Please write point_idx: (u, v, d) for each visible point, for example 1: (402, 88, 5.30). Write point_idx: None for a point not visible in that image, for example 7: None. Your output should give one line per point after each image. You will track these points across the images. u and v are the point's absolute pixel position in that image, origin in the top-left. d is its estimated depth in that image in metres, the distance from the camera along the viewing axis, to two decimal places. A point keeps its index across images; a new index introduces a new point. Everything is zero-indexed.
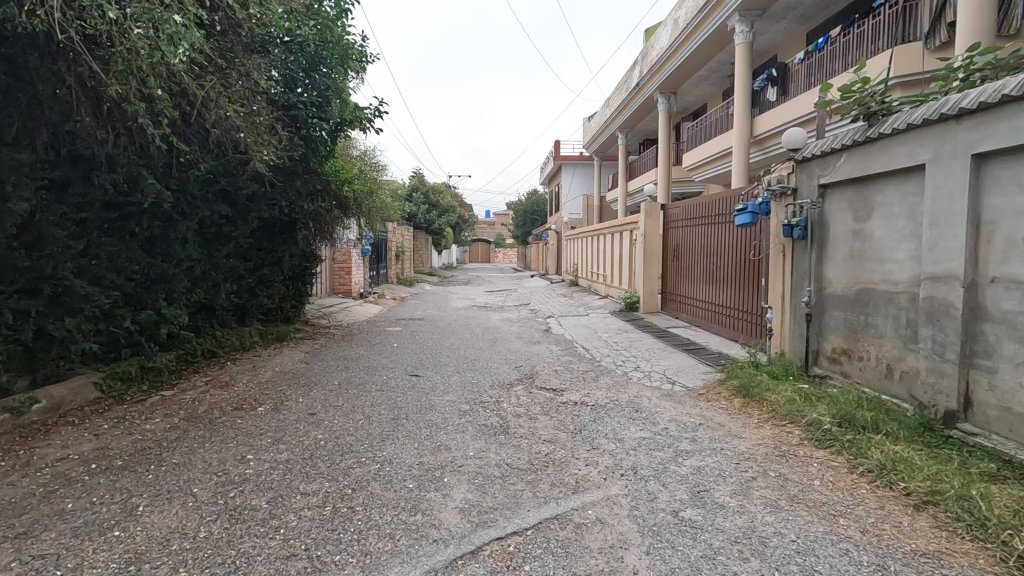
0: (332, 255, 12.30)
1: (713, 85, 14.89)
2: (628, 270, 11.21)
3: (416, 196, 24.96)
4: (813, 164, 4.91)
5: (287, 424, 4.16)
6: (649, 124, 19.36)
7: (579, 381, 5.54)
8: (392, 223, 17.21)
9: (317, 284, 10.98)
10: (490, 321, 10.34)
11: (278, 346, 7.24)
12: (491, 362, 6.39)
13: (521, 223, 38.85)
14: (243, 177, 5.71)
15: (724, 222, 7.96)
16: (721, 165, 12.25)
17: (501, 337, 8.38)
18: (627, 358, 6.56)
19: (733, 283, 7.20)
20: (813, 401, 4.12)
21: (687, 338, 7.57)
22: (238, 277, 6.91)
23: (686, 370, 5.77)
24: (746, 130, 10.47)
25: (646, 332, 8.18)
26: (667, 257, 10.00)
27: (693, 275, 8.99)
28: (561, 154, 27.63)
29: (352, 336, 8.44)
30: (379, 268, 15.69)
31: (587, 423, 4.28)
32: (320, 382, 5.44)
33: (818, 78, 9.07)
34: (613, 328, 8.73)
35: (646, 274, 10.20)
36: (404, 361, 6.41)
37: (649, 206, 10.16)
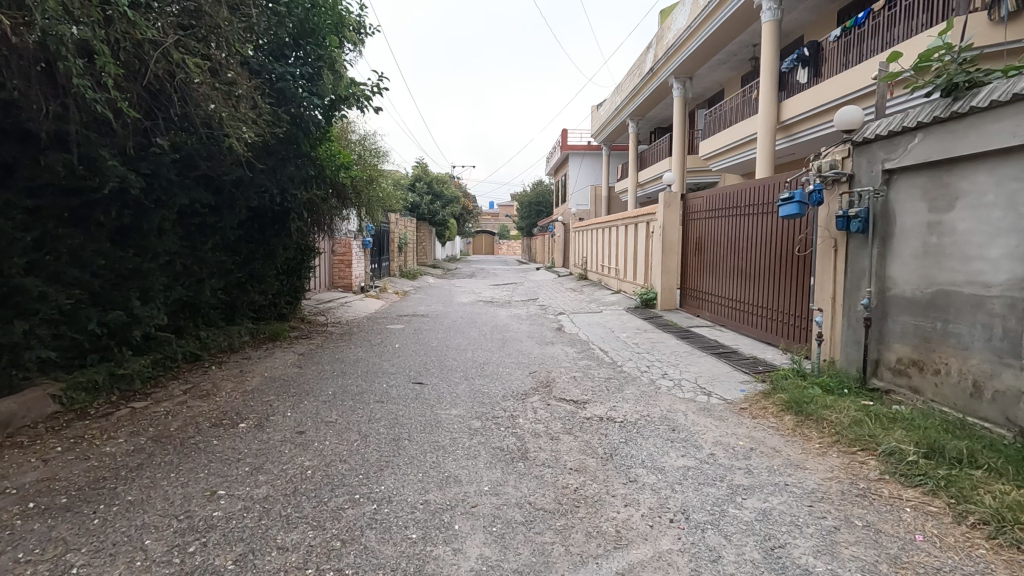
0: (330, 248, 11.70)
1: (731, 69, 14.18)
2: (645, 264, 10.59)
3: (419, 186, 24.30)
4: (875, 146, 4.27)
5: (271, 446, 3.59)
6: (661, 112, 18.65)
7: (601, 391, 4.95)
8: (393, 214, 16.61)
9: (315, 278, 10.40)
10: (498, 318, 9.73)
11: (271, 347, 6.66)
12: (503, 367, 5.80)
13: (526, 215, 38.11)
14: (227, 161, 5.11)
15: (754, 214, 7.34)
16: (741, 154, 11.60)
17: (511, 336, 7.79)
18: (651, 362, 5.95)
19: (768, 280, 6.58)
20: (885, 424, 3.51)
21: (714, 340, 6.96)
22: (225, 272, 6.32)
23: (721, 379, 5.16)
24: (772, 115, 9.80)
25: (668, 333, 7.56)
26: (688, 252, 9.37)
27: (718, 270, 8.35)
28: (568, 143, 26.92)
29: (350, 335, 7.85)
30: (381, 261, 15.09)
31: (617, 445, 3.70)
32: (313, 391, 4.87)
33: (857, 57, 8.39)
34: (631, 328, 8.11)
35: (665, 268, 9.57)
36: (407, 366, 5.82)
37: (668, 196, 9.51)
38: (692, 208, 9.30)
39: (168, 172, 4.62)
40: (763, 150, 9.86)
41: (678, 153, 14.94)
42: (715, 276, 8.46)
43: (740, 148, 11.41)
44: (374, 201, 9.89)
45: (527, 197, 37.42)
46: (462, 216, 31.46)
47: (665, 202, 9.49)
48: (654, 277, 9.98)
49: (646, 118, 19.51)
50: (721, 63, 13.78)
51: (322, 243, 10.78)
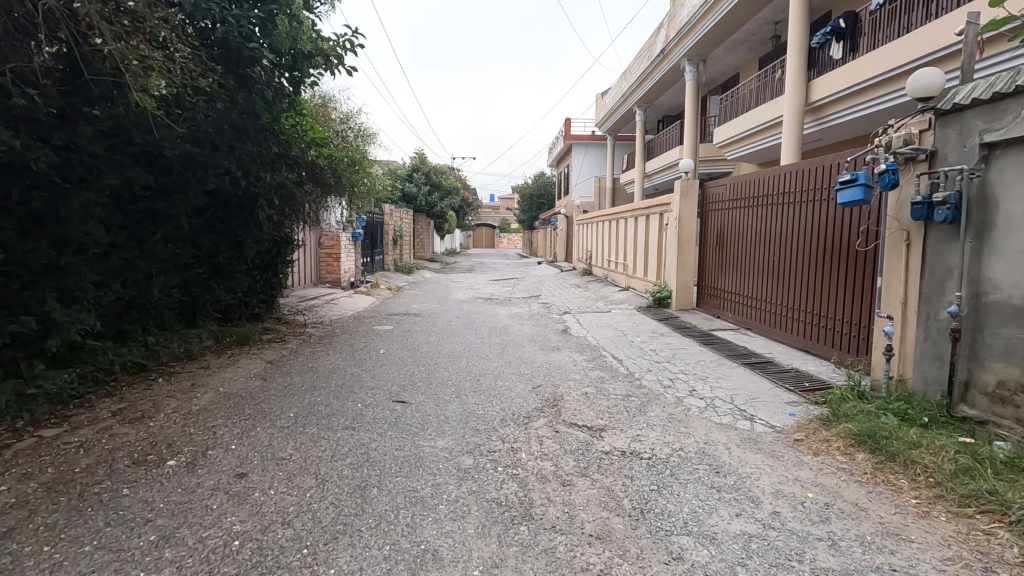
0: (316, 240, 10.86)
1: (749, 51, 13.26)
2: (657, 259, 9.72)
3: (416, 177, 23.37)
4: (971, 114, 3.39)
5: (197, 496, 2.75)
6: (670, 99, 17.73)
7: (620, 413, 4.12)
8: (387, 204, 15.75)
9: (298, 272, 9.56)
10: (497, 318, 8.88)
11: (236, 353, 5.81)
12: (501, 380, 4.96)
13: (528, 208, 37.20)
14: (171, 135, 4.25)
15: (783, 204, 6.51)
16: (758, 141, 10.71)
17: (511, 340, 6.96)
18: (675, 375, 5.10)
19: (808, 278, 5.71)
20: (1006, 475, 2.65)
21: (742, 346, 6.10)
22: (181, 267, 5.46)
23: (763, 398, 4.30)
24: (800, 96, 8.91)
25: (688, 337, 6.70)
26: (705, 246, 8.54)
27: (742, 266, 7.48)
28: (571, 133, 25.99)
29: (331, 337, 7.00)
30: (374, 254, 14.22)
31: (648, 495, 2.87)
32: (271, 412, 4.04)
33: (903, 26, 7.50)
34: (646, 330, 7.26)
35: (681, 264, 8.70)
36: (390, 378, 4.98)
37: (685, 184, 8.61)
38: (712, 197, 8.42)
39: (91, 144, 3.76)
40: (789, 134, 8.97)
41: (690, 142, 14.05)
42: (739, 273, 7.59)
43: (760, 134, 10.53)
44: (362, 190, 9.03)
45: (528, 190, 36.49)
46: (462, 209, 30.49)
47: (682, 190, 8.59)
48: (668, 273, 9.11)
49: (655, 105, 18.58)
50: (738, 43, 12.85)
51: (304, 234, 9.95)
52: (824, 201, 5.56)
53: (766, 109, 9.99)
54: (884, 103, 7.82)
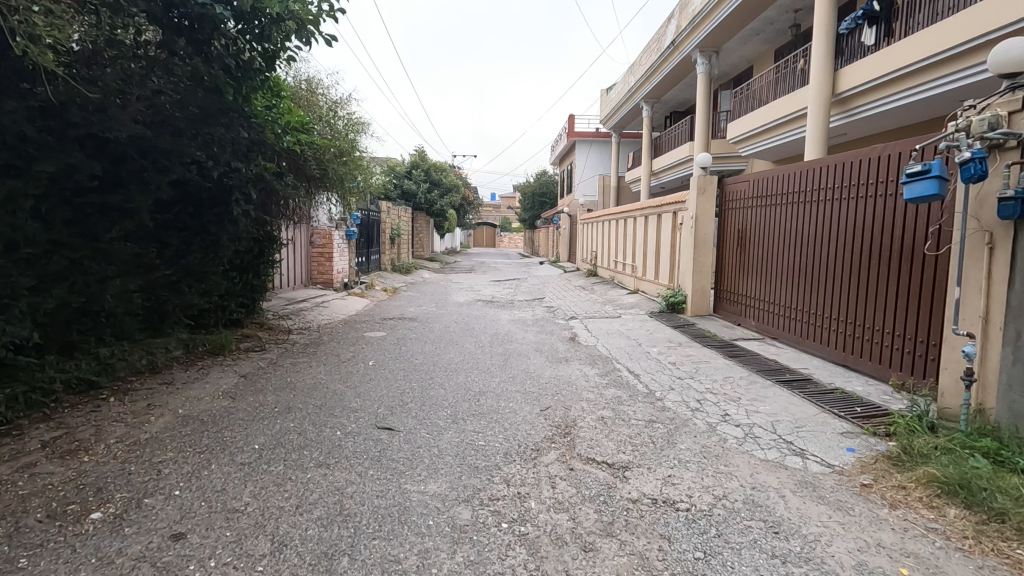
0: (306, 239, 10.26)
1: (764, 42, 12.62)
2: (670, 261, 9.08)
3: (415, 174, 22.70)
4: None
5: (113, 571, 2.12)
6: (679, 94, 17.12)
7: (645, 445, 3.50)
8: (384, 202, 15.16)
9: (284, 272, 8.95)
10: (499, 323, 8.25)
11: (206, 366, 5.19)
12: (505, 400, 4.35)
13: (529, 207, 36.58)
14: (119, 115, 3.62)
15: (814, 202, 5.92)
16: (777, 136, 10.10)
17: (515, 349, 6.34)
18: (702, 397, 4.47)
19: (853, 286, 5.07)
20: None
21: (772, 360, 5.48)
22: (144, 269, 4.84)
23: (811, 428, 3.67)
24: (826, 87, 8.29)
25: (710, 349, 6.08)
26: (723, 247, 7.95)
27: (767, 270, 6.86)
28: (575, 130, 25.35)
29: (317, 346, 6.38)
30: (369, 253, 13.61)
31: (694, 568, 2.24)
32: (233, 442, 3.41)
33: (944, 8, 6.88)
34: (662, 340, 6.63)
35: (697, 267, 8.06)
36: (377, 397, 4.38)
37: (702, 180, 7.97)
38: (732, 195, 7.78)
39: (16, 123, 3.13)
40: (814, 128, 8.35)
41: (701, 137, 13.43)
42: (763, 278, 6.94)
43: (779, 128, 9.91)
44: (356, 185, 8.43)
45: (530, 188, 35.87)
46: (462, 207, 29.88)
47: (699, 186, 7.94)
48: (683, 277, 8.47)
49: (663, 101, 17.96)
50: (753, 33, 12.22)
51: (292, 232, 9.35)
52: (871, 198, 4.92)
53: (786, 102, 9.37)
54: (921, 94, 7.21)
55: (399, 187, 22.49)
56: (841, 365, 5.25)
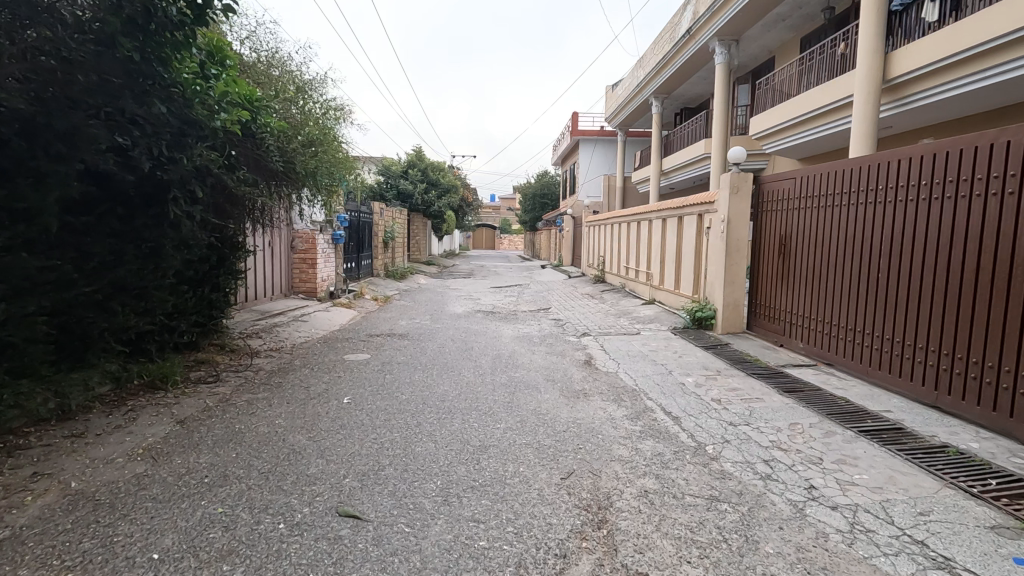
0: (286, 243, 9.23)
1: (789, 30, 11.60)
2: (694, 271, 8.04)
3: (412, 173, 21.54)
4: None
5: None
6: (691, 89, 16.10)
7: (717, 547, 2.45)
8: (377, 203, 14.14)
9: (255, 281, 7.90)
10: (501, 341, 7.20)
11: (137, 407, 4.14)
12: (514, 463, 3.32)
13: (530, 208, 35.58)
14: None
15: (886, 203, 4.99)
16: (809, 131, 9.06)
17: (521, 378, 5.31)
18: (770, 457, 3.42)
19: (959, 307, 4.11)
20: None
21: (842, 399, 4.43)
22: (53, 286, 3.79)
23: (944, 519, 2.62)
24: (874, 72, 7.26)
25: (758, 380, 5.03)
26: (758, 254, 6.97)
27: (816, 282, 5.91)
28: (578, 128, 24.12)
29: (286, 374, 5.34)
30: (360, 258, 12.58)
31: None
32: (124, 548, 2.35)
33: None
34: (696, 367, 5.59)
35: (729, 278, 7.01)
36: (347, 458, 3.35)
37: (736, 178, 6.92)
38: (772, 195, 6.76)
39: None
40: (860, 119, 7.34)
41: (718, 134, 12.41)
42: (814, 292, 5.93)
43: (813, 121, 8.87)
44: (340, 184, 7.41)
45: (531, 189, 34.86)
46: (461, 209, 28.85)
47: (732, 186, 6.90)
48: (711, 289, 7.42)
49: (673, 96, 16.94)
50: (778, 20, 11.19)
51: (265, 234, 8.31)
52: (991, 195, 3.90)
53: (824, 91, 8.36)
54: (992, 78, 6.16)
55: (394, 187, 21.46)
56: (940, 406, 4.24)
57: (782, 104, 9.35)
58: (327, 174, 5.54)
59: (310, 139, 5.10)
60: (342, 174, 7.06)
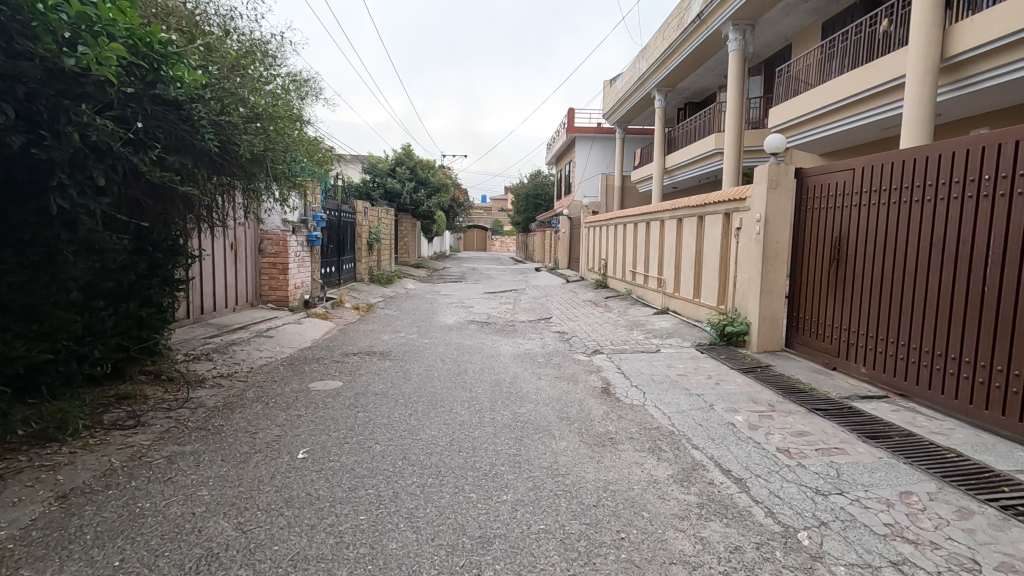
0: (252, 246, 8.12)
1: (810, 13, 10.65)
2: (720, 278, 7.02)
3: (399, 171, 20.46)
4: None
5: None
6: (697, 81, 15.13)
7: None
8: (360, 201, 12.99)
9: (203, 290, 6.74)
10: (499, 362, 6.11)
11: (9, 471, 3.01)
12: (531, 573, 2.26)
13: (523, 209, 34.51)
14: None
15: (979, 197, 4.00)
16: (839, 122, 8.07)
17: (528, 417, 4.24)
18: (900, 557, 2.38)
19: None
20: None
21: (950, 451, 3.39)
22: None
23: None
24: (929, 50, 6.28)
25: (829, 421, 3.99)
26: (800, 260, 5.97)
27: (879, 294, 4.90)
28: (574, 126, 23.09)
29: (232, 411, 4.23)
30: (340, 262, 11.41)
31: None
32: None
33: None
34: (743, 399, 4.54)
35: (766, 287, 5.99)
36: (283, 566, 2.26)
37: (774, 170, 5.92)
38: (817, 191, 5.76)
39: None
40: (912, 104, 6.37)
41: (731, 127, 11.43)
42: (877, 305, 4.92)
43: (846, 111, 7.88)
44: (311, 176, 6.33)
45: (524, 189, 33.79)
46: (452, 209, 27.71)
47: (770, 179, 5.90)
48: (742, 299, 6.39)
49: (678, 89, 15.98)
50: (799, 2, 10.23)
51: (221, 231, 7.21)
52: None
53: (862, 75, 7.40)
54: None
55: (382, 186, 20.26)
56: None
57: (810, 91, 8.38)
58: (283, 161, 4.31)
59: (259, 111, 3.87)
60: (312, 165, 5.96)
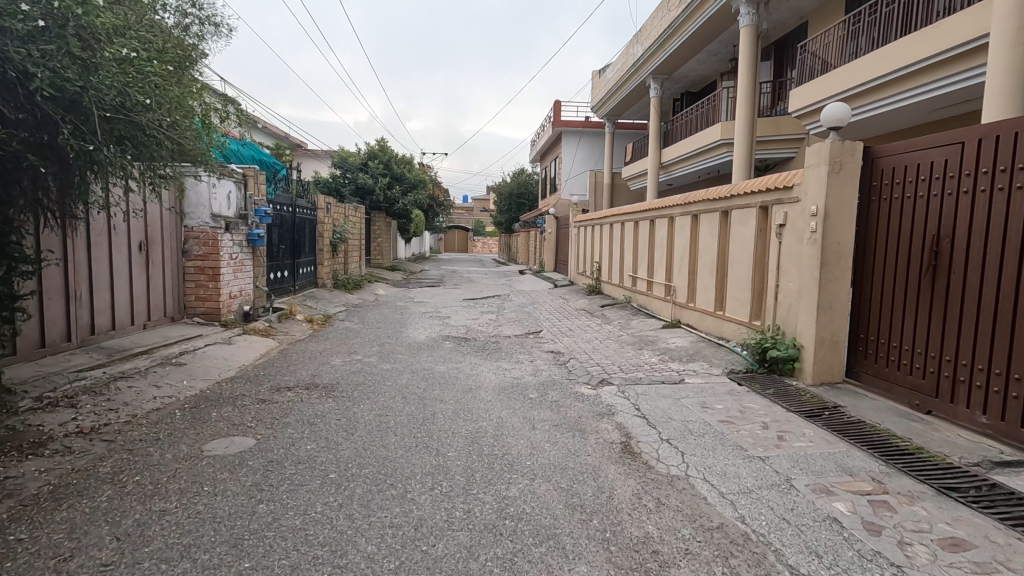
0: (171, 246, 6.55)
1: None
2: (758, 288, 5.67)
3: (372, 165, 18.88)
4: None
5: None
6: (697, 67, 13.83)
7: None
8: (323, 196, 11.37)
9: (83, 300, 5.20)
10: (479, 400, 4.63)
11: None
12: None
13: (506, 208, 33.00)
14: None
15: None
16: (902, 93, 6.88)
17: (521, 507, 2.79)
18: None
19: None
20: None
21: None
22: None
23: None
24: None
25: (984, 517, 2.59)
26: (869, 265, 4.56)
27: (995, 314, 3.50)
28: (561, 119, 21.63)
29: (58, 506, 2.69)
30: (295, 265, 9.80)
31: None
32: None
33: None
34: (834, 471, 3.14)
35: (823, 300, 4.63)
36: None
37: (836, 150, 4.53)
38: (893, 176, 4.36)
39: None
40: (997, 67, 5.10)
41: (742, 113, 10.18)
42: (994, 329, 3.50)
43: (913, 79, 6.70)
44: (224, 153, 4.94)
45: (506, 188, 32.35)
46: (430, 208, 26.05)
47: (829, 162, 4.53)
48: (791, 315, 5.02)
49: (675, 77, 14.73)
50: None
51: (121, 224, 5.71)
52: None
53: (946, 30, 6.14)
54: None
55: (352, 181, 18.55)
56: None
57: (873, 54, 7.20)
58: (141, 113, 2.84)
59: (69, 17, 2.47)
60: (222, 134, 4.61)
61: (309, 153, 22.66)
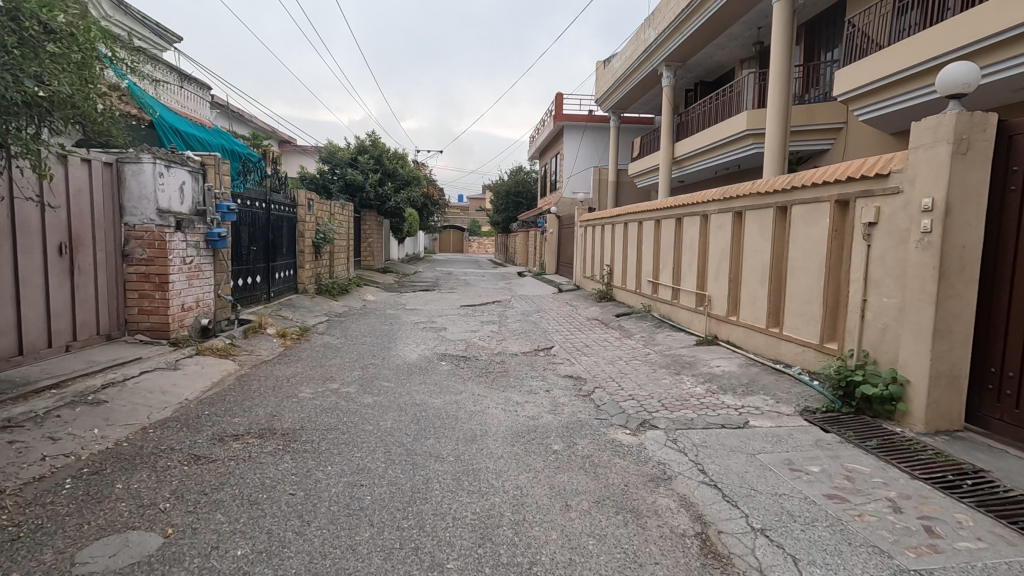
0: (105, 249, 5.36)
1: None
2: (831, 302, 4.56)
3: (362, 160, 17.62)
4: None
5: None
6: (715, 53, 12.73)
7: None
8: (304, 192, 10.18)
9: None
10: (486, 456, 3.47)
11: None
12: None
13: (503, 207, 31.88)
14: None
15: None
16: (998, 66, 5.94)
17: None
18: None
19: None
20: None
21: None
22: None
23: None
24: None
25: None
26: (1005, 277, 3.42)
27: None
28: (563, 113, 20.51)
29: None
30: (270, 269, 8.62)
31: None
32: None
33: None
34: None
35: (941, 324, 3.50)
36: None
37: (962, 124, 3.39)
38: None
39: None
40: None
41: (775, 100, 9.07)
42: None
43: (1012, 49, 5.77)
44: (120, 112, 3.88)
45: (503, 186, 31.21)
46: (424, 207, 24.83)
47: (952, 140, 3.40)
48: (889, 340, 3.91)
49: (688, 65, 13.60)
50: None
51: (32, 219, 4.52)
52: None
53: None
54: None
55: (341, 177, 17.33)
56: None
57: (956, 22, 6.28)
58: None
59: None
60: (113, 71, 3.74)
61: (297, 149, 21.42)
